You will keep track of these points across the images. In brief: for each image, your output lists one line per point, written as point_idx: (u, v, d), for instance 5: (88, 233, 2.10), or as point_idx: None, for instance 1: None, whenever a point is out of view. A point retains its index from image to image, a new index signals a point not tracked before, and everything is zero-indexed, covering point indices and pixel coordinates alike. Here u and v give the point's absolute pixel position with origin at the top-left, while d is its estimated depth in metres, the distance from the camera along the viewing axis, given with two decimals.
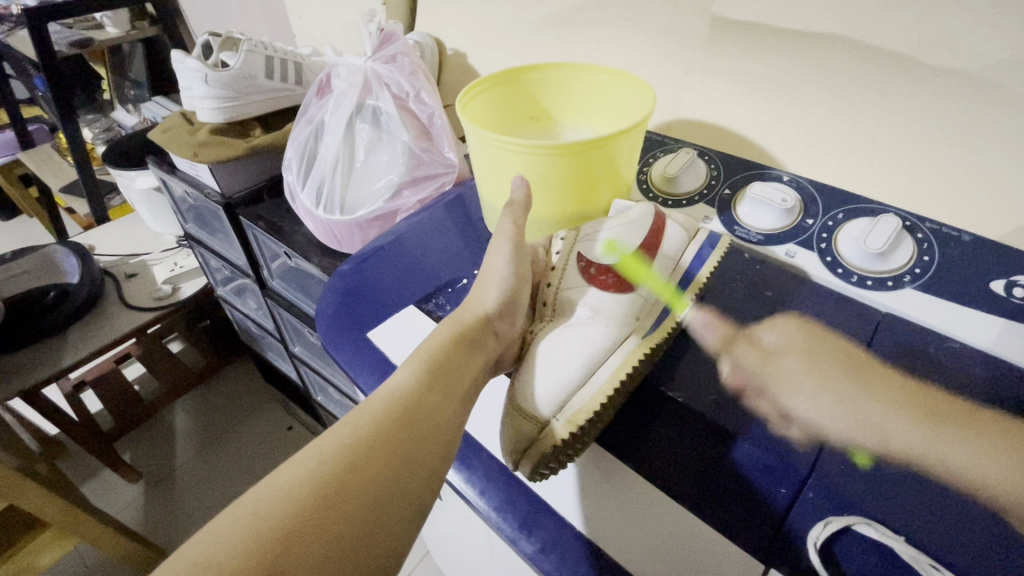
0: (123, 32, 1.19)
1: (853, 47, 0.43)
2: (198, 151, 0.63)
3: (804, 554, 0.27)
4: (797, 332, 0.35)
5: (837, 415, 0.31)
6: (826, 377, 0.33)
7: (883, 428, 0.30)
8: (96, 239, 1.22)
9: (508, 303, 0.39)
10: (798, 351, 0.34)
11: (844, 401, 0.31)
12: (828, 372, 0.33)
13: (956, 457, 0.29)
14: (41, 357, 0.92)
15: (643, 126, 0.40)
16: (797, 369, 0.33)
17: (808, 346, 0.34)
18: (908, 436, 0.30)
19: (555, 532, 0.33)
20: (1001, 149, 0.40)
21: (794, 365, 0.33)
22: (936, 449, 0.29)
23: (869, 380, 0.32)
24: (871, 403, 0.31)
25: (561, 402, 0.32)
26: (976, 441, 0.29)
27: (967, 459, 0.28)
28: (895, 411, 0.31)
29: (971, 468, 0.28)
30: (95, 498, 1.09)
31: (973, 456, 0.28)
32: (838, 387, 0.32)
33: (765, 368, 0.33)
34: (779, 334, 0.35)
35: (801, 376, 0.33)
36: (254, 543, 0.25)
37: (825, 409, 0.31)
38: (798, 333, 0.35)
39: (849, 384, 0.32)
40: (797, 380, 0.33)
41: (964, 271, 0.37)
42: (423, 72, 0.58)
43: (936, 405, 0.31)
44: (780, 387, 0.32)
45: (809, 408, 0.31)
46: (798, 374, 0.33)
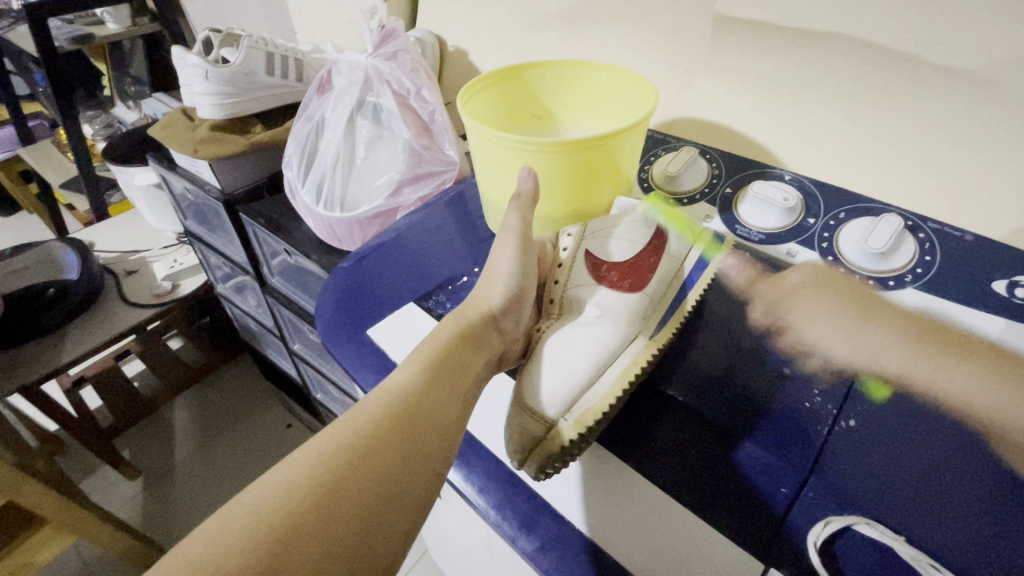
0: (123, 28, 1.19)
1: (856, 46, 0.43)
2: (198, 148, 0.63)
3: (804, 554, 0.27)
4: (813, 275, 0.38)
5: (842, 342, 0.34)
6: (834, 309, 0.36)
7: (879, 354, 0.33)
8: (97, 236, 1.22)
9: (513, 301, 0.38)
10: (807, 288, 0.38)
11: (849, 330, 0.35)
12: (838, 304, 0.36)
13: (958, 384, 0.32)
14: (40, 353, 0.92)
15: (645, 123, 0.40)
16: (813, 304, 0.37)
17: (824, 281, 0.38)
18: (904, 360, 0.33)
19: (556, 532, 0.33)
20: (1004, 150, 0.39)
21: (812, 298, 0.37)
22: (924, 369, 0.33)
23: (875, 314, 0.36)
24: (875, 331, 0.35)
25: (568, 402, 0.32)
26: (976, 368, 0.32)
27: (968, 385, 0.32)
28: (895, 340, 0.34)
29: (973, 395, 0.31)
30: (94, 494, 1.09)
31: (975, 382, 0.32)
32: (845, 317, 0.36)
33: (779, 300, 0.37)
34: (801, 273, 0.39)
35: (827, 305, 0.36)
36: (253, 541, 0.25)
37: (833, 335, 0.35)
38: (816, 272, 0.38)
39: (854, 317, 0.36)
40: (812, 309, 0.36)
41: (966, 271, 0.37)
42: (424, 69, 0.57)
43: (946, 337, 0.34)
44: (794, 318, 0.36)
45: (822, 334, 0.35)
46: (815, 305, 0.37)
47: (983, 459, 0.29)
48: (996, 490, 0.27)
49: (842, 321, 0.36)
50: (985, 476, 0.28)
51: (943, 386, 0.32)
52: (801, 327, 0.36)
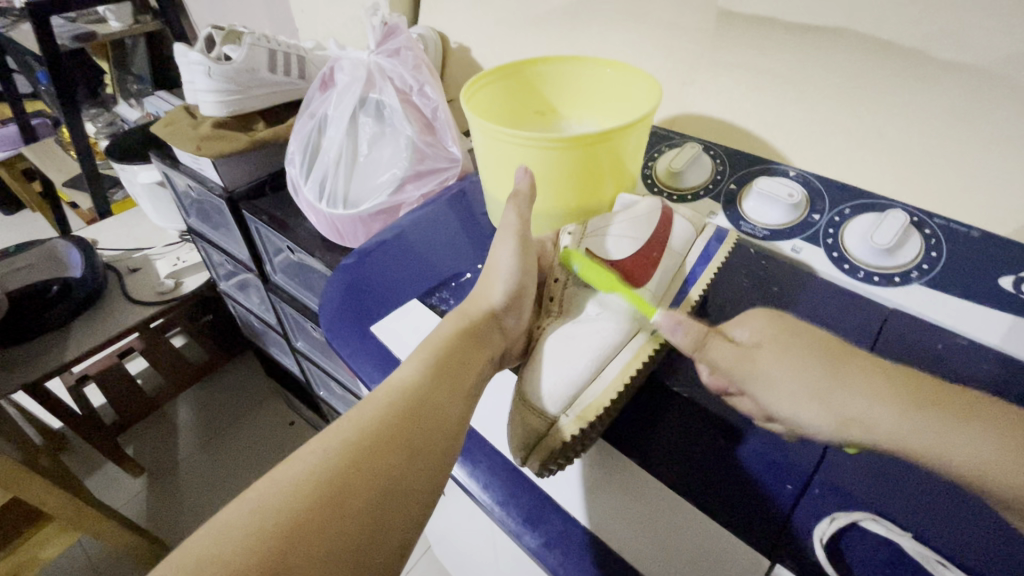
0: (125, 26, 1.19)
1: (861, 41, 0.43)
2: (201, 145, 0.63)
3: (809, 549, 0.27)
4: (765, 321, 0.32)
5: (810, 406, 0.28)
6: (797, 364, 0.29)
7: (854, 413, 0.27)
8: (100, 234, 1.23)
9: (515, 297, 0.38)
10: (765, 345, 0.30)
11: (814, 392, 0.28)
12: (801, 364, 0.29)
13: (964, 448, 0.24)
14: (44, 352, 0.93)
15: (649, 119, 0.40)
16: (773, 362, 0.29)
17: (783, 337, 0.30)
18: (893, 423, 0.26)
19: (561, 528, 0.33)
20: (1010, 145, 0.39)
21: (770, 354, 0.30)
22: (909, 432, 0.25)
23: (846, 369, 0.28)
24: (850, 393, 0.27)
25: (570, 398, 0.32)
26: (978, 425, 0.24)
27: (971, 447, 0.24)
28: (880, 397, 0.26)
29: (981, 459, 0.24)
30: (98, 491, 1.10)
31: (969, 439, 0.24)
32: (812, 374, 0.28)
33: (738, 361, 0.31)
34: (749, 329, 0.32)
35: (785, 353, 0.29)
36: (258, 538, 0.25)
37: (796, 399, 0.28)
38: (764, 321, 0.32)
39: (825, 373, 0.28)
40: (775, 367, 0.29)
41: (973, 267, 0.37)
42: (427, 66, 0.58)
43: (944, 394, 0.26)
44: (753, 381, 0.30)
45: (783, 399, 0.29)
46: (776, 365, 0.29)
47: None
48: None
49: (804, 385, 0.28)
50: None
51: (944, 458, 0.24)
52: (763, 394, 0.29)
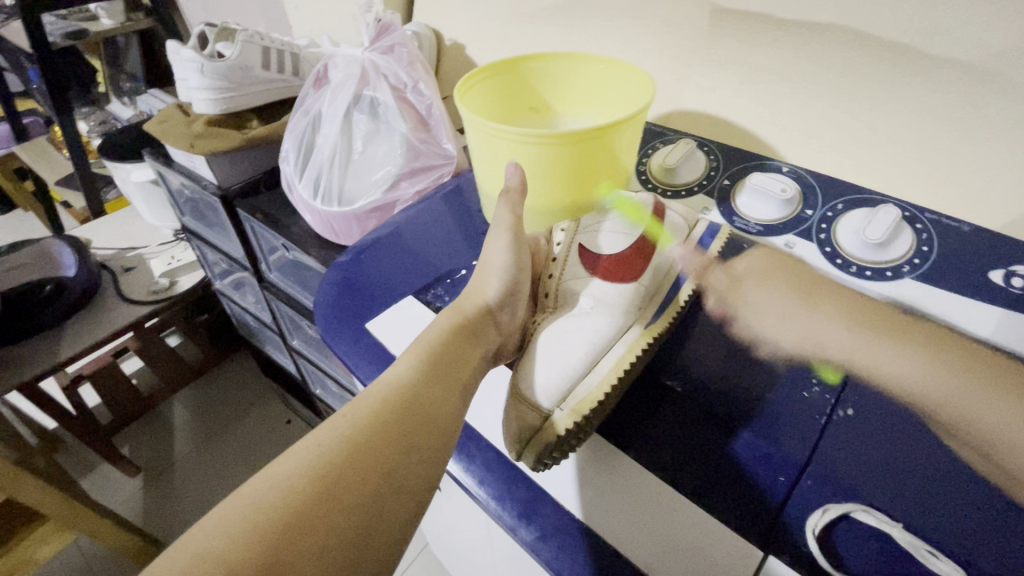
0: (118, 24, 1.18)
1: (854, 37, 0.43)
2: (195, 143, 0.63)
3: (802, 542, 0.27)
4: (762, 260, 0.39)
5: (793, 331, 0.35)
6: (780, 297, 0.37)
7: (825, 337, 0.34)
8: (93, 233, 1.22)
9: (509, 293, 0.38)
10: (751, 277, 0.38)
11: (793, 317, 0.35)
12: (783, 291, 0.37)
13: (905, 368, 0.32)
14: (37, 352, 0.92)
15: (643, 115, 0.40)
16: (758, 293, 0.37)
17: (768, 270, 0.38)
18: (850, 341, 0.34)
19: (556, 522, 0.33)
20: (1001, 140, 0.39)
21: (759, 287, 0.37)
22: (869, 354, 0.33)
23: (821, 300, 0.36)
24: (825, 321, 0.35)
25: (563, 393, 0.32)
26: (922, 353, 0.33)
27: (909, 368, 0.32)
28: (846, 325, 0.34)
29: (914, 379, 0.32)
30: (94, 491, 1.09)
31: (914, 365, 0.32)
32: (793, 304, 0.36)
33: (731, 294, 0.37)
34: (746, 262, 0.39)
35: (774, 286, 0.37)
36: (253, 534, 0.25)
37: (783, 324, 0.35)
38: (765, 260, 0.39)
39: (800, 304, 0.36)
40: (766, 296, 0.37)
41: (964, 261, 0.37)
42: (421, 63, 0.57)
43: (899, 321, 0.35)
44: (741, 310, 0.36)
45: (775, 326, 0.35)
46: (761, 295, 0.37)
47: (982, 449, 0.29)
48: (994, 476, 0.28)
49: (795, 309, 0.36)
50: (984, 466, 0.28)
51: (886, 373, 0.32)
52: (748, 319, 0.36)
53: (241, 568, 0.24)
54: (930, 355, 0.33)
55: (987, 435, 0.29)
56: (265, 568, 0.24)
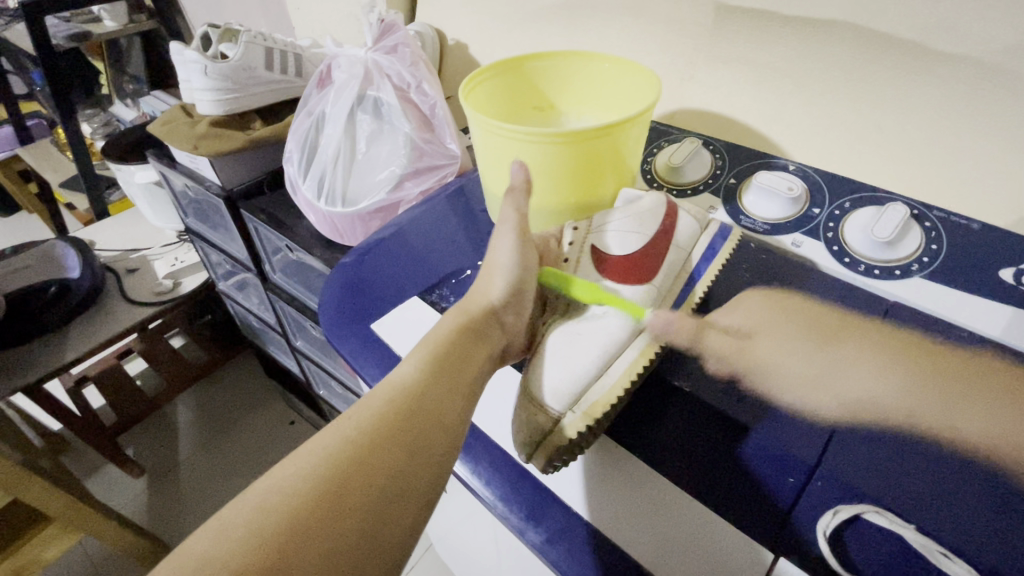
0: (120, 26, 1.19)
1: (860, 34, 0.43)
2: (198, 144, 0.63)
3: (813, 543, 0.27)
4: (763, 307, 0.36)
5: (831, 395, 0.31)
6: (800, 352, 0.33)
7: (859, 389, 0.31)
8: (97, 235, 1.22)
9: (515, 293, 0.38)
10: (761, 332, 0.34)
11: (816, 379, 0.32)
12: (801, 338, 0.34)
13: (962, 416, 0.29)
14: (42, 353, 0.92)
15: (649, 113, 0.40)
16: (779, 346, 0.33)
17: (770, 324, 0.35)
18: (891, 394, 0.30)
19: (563, 523, 0.33)
20: (1011, 136, 0.39)
21: (770, 343, 0.34)
22: (918, 407, 0.30)
23: (842, 346, 0.33)
24: (856, 371, 0.31)
25: (576, 396, 0.32)
26: (961, 388, 0.30)
27: (958, 419, 0.29)
28: (878, 375, 0.31)
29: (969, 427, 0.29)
30: (99, 492, 1.10)
31: (963, 412, 0.29)
32: (811, 354, 0.33)
33: (745, 355, 0.33)
34: (739, 317, 0.36)
35: (785, 334, 0.34)
36: (260, 537, 0.25)
37: (810, 384, 0.32)
38: (761, 308, 0.36)
39: (820, 348, 0.33)
40: (786, 344, 0.33)
41: (974, 259, 0.37)
42: (424, 63, 0.57)
43: (936, 364, 0.32)
44: (754, 374, 0.33)
45: (803, 389, 0.31)
46: (776, 351, 0.33)
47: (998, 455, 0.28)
48: (1007, 478, 0.27)
49: (823, 366, 0.32)
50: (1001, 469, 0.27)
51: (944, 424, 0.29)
52: (767, 380, 0.32)
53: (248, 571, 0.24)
54: (975, 399, 0.30)
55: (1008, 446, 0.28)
56: (271, 571, 0.24)
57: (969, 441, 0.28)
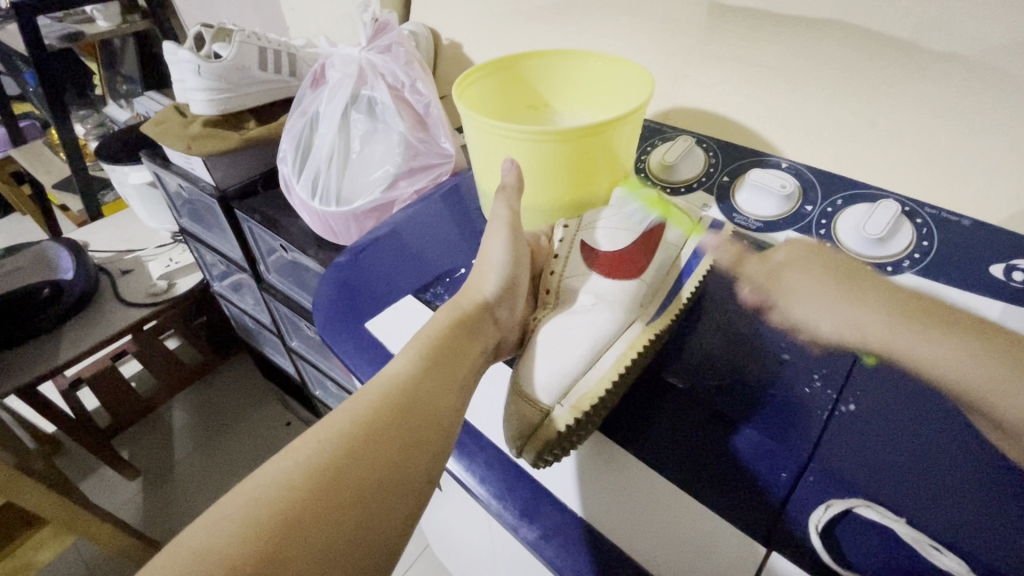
0: (114, 26, 1.18)
1: (852, 32, 0.43)
2: (192, 145, 0.63)
3: (806, 539, 0.27)
4: (800, 250, 0.39)
5: (832, 318, 0.35)
6: (825, 287, 0.36)
7: (864, 326, 0.34)
8: (91, 236, 1.21)
9: (507, 289, 0.38)
10: (791, 266, 0.38)
11: (830, 305, 0.35)
12: (823, 280, 0.37)
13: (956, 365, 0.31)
14: (35, 354, 0.92)
15: (642, 111, 0.40)
16: (802, 282, 0.37)
17: (806, 259, 0.38)
18: (889, 329, 0.34)
19: (557, 519, 0.35)
20: (1000, 133, 0.39)
21: (800, 277, 0.37)
22: (917, 347, 0.33)
23: (859, 289, 0.36)
24: (859, 307, 0.35)
25: (564, 389, 0.32)
26: (954, 336, 0.33)
27: (953, 357, 0.32)
28: (885, 312, 0.34)
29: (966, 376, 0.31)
30: (94, 495, 1.09)
31: (951, 349, 0.32)
32: (832, 293, 0.36)
33: (776, 282, 0.37)
34: (785, 252, 0.39)
35: (809, 279, 0.37)
36: (253, 531, 0.25)
37: (825, 314, 0.35)
38: (802, 247, 0.39)
39: (841, 295, 0.36)
40: (803, 284, 0.37)
41: (964, 255, 0.37)
42: (419, 62, 0.57)
43: (938, 315, 0.34)
44: (784, 296, 0.37)
45: (815, 313, 0.35)
46: (804, 283, 0.37)
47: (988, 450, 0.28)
48: (998, 473, 0.27)
49: (832, 300, 0.36)
50: (989, 463, 0.28)
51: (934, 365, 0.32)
52: (790, 306, 0.36)
53: (241, 565, 0.24)
54: (969, 345, 0.32)
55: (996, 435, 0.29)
56: (264, 564, 0.24)
57: (965, 438, 0.29)
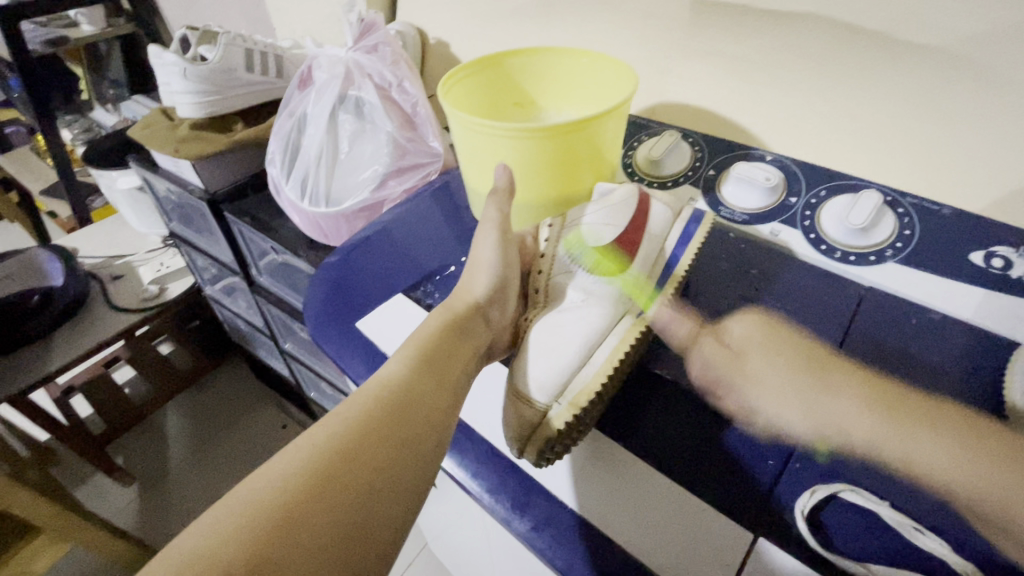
0: (100, 30, 1.17)
1: (833, 25, 0.43)
2: (180, 147, 0.63)
3: (792, 524, 0.27)
4: (755, 329, 0.35)
5: (801, 415, 0.30)
6: (786, 371, 0.32)
7: (836, 419, 0.30)
8: (81, 243, 1.20)
9: (498, 290, 0.39)
10: (754, 350, 0.33)
11: (806, 401, 0.31)
12: (791, 371, 0.32)
13: (921, 453, 0.28)
14: (26, 362, 0.91)
15: (626, 107, 0.40)
16: (769, 369, 0.32)
17: (770, 341, 0.34)
18: (866, 430, 0.29)
19: (548, 511, 0.34)
20: (978, 123, 0.40)
21: (765, 365, 0.32)
22: (896, 442, 0.29)
23: (831, 381, 0.31)
24: (833, 404, 0.30)
25: (561, 386, 0.32)
26: (942, 436, 0.29)
27: (929, 458, 0.28)
28: (864, 411, 0.30)
29: (926, 462, 0.28)
30: (89, 502, 1.09)
31: (933, 450, 0.28)
32: (800, 380, 0.31)
33: (735, 369, 0.32)
34: (744, 328, 0.35)
35: (777, 365, 0.32)
36: (249, 532, 0.25)
37: (793, 405, 0.31)
38: (757, 330, 0.34)
39: (809, 383, 0.31)
40: (771, 372, 0.32)
41: (945, 245, 0.38)
42: (405, 61, 0.57)
43: (915, 403, 0.30)
44: (750, 390, 0.31)
45: (783, 409, 0.30)
46: (770, 373, 0.32)
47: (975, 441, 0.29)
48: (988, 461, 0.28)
49: (806, 396, 0.31)
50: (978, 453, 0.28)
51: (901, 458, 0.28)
52: (755, 402, 0.31)
53: (237, 567, 0.24)
54: (953, 439, 0.29)
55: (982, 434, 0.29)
56: (260, 563, 0.24)
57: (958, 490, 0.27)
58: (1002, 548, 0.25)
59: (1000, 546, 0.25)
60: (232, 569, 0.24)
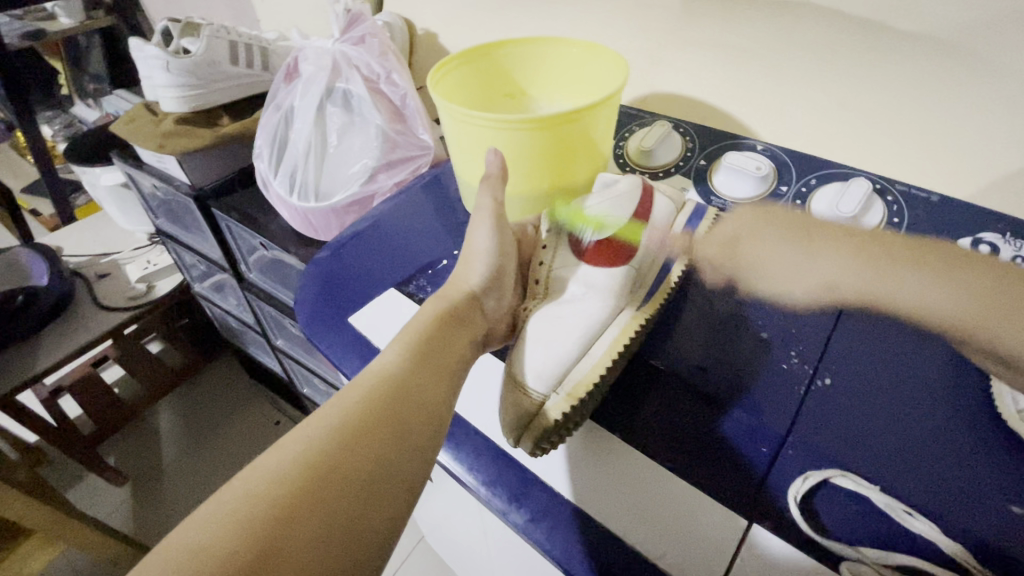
0: (78, 23, 1.14)
1: (823, 13, 0.43)
2: (164, 141, 0.61)
3: (785, 509, 0.27)
4: (747, 218, 0.41)
5: (799, 276, 0.37)
6: (782, 245, 0.39)
7: (837, 273, 0.37)
8: (64, 241, 1.18)
9: (493, 279, 0.39)
10: (761, 226, 0.40)
11: (796, 260, 0.37)
12: (784, 238, 0.39)
13: (920, 295, 0.35)
14: (12, 363, 0.90)
15: (618, 96, 0.40)
16: (760, 245, 0.39)
17: (761, 222, 0.40)
18: (865, 273, 0.36)
19: (546, 503, 0.34)
20: (966, 111, 0.40)
21: (757, 249, 0.39)
22: (896, 284, 0.36)
23: (819, 240, 0.38)
24: (824, 262, 0.37)
25: (558, 377, 0.33)
26: (931, 275, 0.35)
27: (927, 294, 0.35)
28: (847, 259, 0.37)
29: (921, 300, 0.35)
30: (81, 503, 1.08)
31: (921, 287, 0.35)
32: (794, 246, 0.38)
33: (734, 260, 0.39)
34: (731, 222, 0.41)
35: (768, 233, 0.40)
36: (248, 525, 0.25)
37: (788, 268, 0.37)
38: (750, 215, 0.41)
39: (801, 247, 0.38)
40: (767, 241, 0.39)
41: (934, 230, 0.38)
42: (394, 53, 0.56)
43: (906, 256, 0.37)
44: (747, 275, 0.38)
45: (785, 276, 0.37)
46: (764, 250, 0.39)
47: (964, 424, 0.29)
48: (980, 448, 0.28)
49: (797, 257, 0.38)
50: (968, 439, 0.29)
51: (895, 295, 0.35)
52: (759, 278, 0.37)
53: (235, 560, 0.24)
54: (951, 278, 0.35)
55: (967, 415, 0.30)
56: (259, 558, 0.24)
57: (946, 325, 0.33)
58: (988, 526, 0.25)
59: (987, 525, 0.25)
60: (230, 567, 0.24)
